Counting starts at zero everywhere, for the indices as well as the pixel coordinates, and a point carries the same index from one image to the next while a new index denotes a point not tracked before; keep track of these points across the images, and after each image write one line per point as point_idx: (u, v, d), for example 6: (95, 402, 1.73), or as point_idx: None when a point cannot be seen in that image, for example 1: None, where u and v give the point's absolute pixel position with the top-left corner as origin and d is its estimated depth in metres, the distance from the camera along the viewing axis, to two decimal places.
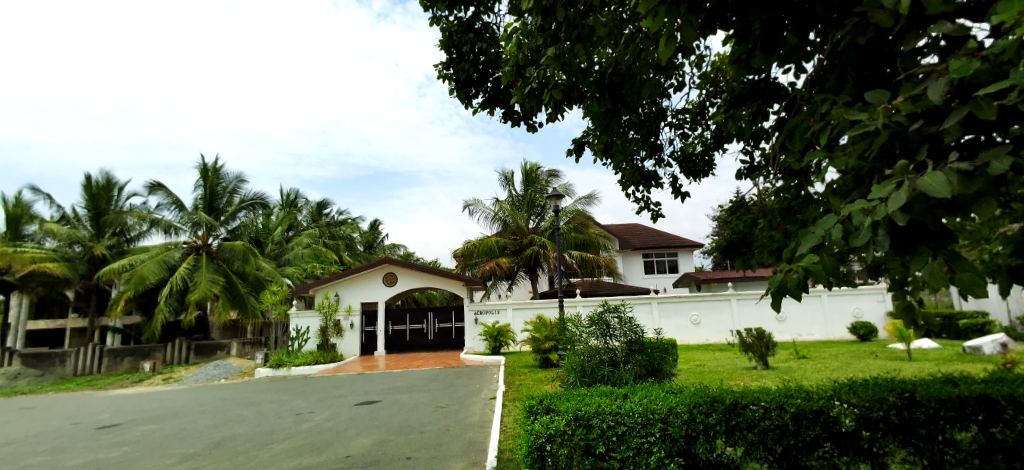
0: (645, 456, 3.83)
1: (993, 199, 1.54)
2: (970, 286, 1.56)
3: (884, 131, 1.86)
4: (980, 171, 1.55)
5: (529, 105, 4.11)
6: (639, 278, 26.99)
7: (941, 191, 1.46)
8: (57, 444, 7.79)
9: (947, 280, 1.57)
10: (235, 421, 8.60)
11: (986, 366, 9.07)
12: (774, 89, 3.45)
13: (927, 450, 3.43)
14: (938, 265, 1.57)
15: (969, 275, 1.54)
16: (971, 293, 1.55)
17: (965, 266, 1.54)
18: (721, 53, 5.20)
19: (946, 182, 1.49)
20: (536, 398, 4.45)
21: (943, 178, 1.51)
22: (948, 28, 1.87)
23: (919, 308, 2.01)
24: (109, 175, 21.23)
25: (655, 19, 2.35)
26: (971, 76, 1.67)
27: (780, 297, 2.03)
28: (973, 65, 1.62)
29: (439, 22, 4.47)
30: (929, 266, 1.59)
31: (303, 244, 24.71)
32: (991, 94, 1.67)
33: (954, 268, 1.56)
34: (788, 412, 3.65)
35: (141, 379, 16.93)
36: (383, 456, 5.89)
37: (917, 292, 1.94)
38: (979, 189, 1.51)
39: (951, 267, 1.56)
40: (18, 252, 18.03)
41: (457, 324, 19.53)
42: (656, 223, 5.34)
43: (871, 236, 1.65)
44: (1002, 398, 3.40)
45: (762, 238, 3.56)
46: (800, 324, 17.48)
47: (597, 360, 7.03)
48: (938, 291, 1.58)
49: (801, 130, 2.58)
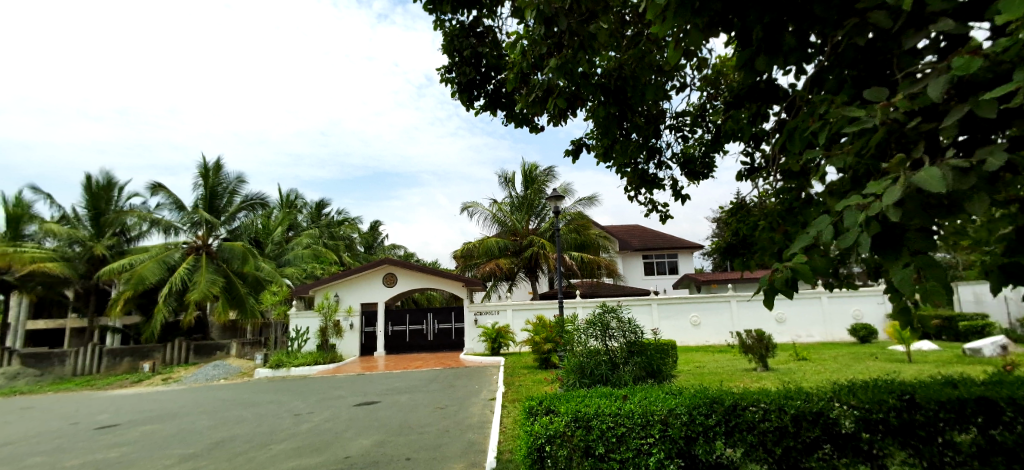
0: (645, 457, 3.82)
1: (986, 196, 1.53)
2: (936, 295, 1.55)
3: (880, 129, 1.87)
4: (975, 168, 1.54)
5: (535, 111, 4.11)
6: (639, 279, 27.00)
7: (935, 185, 1.45)
8: (57, 444, 7.78)
9: (915, 287, 1.57)
10: (234, 422, 8.60)
11: (985, 368, 9.07)
12: (772, 90, 3.38)
13: (927, 452, 3.41)
14: (911, 271, 1.57)
15: (935, 283, 1.52)
16: (937, 301, 1.55)
17: (931, 272, 1.53)
18: (721, 55, 5.20)
19: (940, 177, 1.48)
20: (535, 399, 4.46)
21: (938, 172, 1.50)
22: (949, 26, 1.87)
23: (913, 310, 2.01)
24: (110, 175, 21.23)
25: (661, 27, 2.38)
26: (971, 74, 1.67)
27: (770, 295, 2.04)
28: (974, 62, 1.62)
29: (442, 25, 4.47)
30: (902, 270, 1.59)
31: (303, 245, 24.71)
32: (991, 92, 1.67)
33: (923, 274, 1.55)
34: (788, 413, 3.66)
35: (140, 379, 16.93)
36: (383, 457, 5.89)
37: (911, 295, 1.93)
38: (971, 185, 1.51)
39: (922, 273, 1.56)
40: (18, 252, 18.02)
41: (456, 324, 19.52)
42: (665, 224, 5.39)
43: (855, 234, 1.67)
44: (1001, 399, 3.39)
45: (762, 240, 3.54)
46: (800, 326, 17.48)
47: (596, 361, 7.01)
48: (907, 298, 1.57)
49: (801, 129, 2.58)
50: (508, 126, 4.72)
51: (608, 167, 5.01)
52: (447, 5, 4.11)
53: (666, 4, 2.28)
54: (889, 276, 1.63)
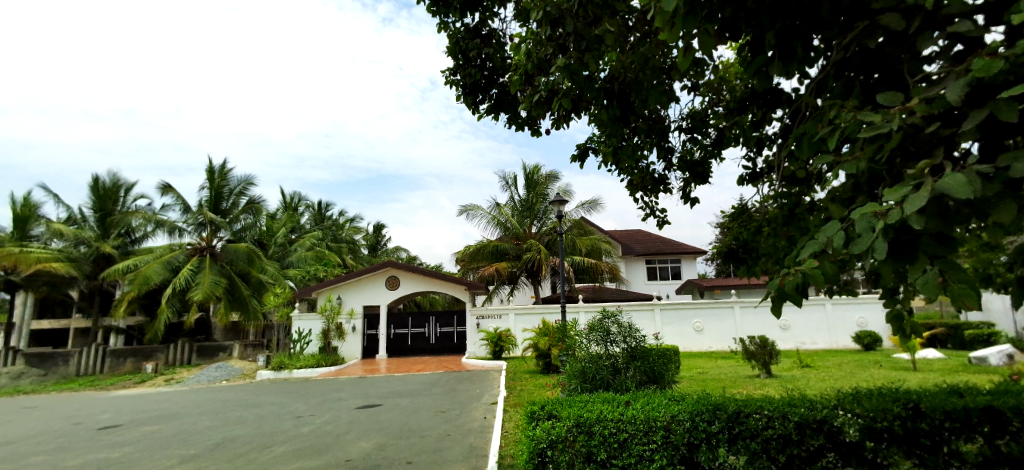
0: (647, 464, 3.80)
1: (1012, 203, 1.51)
2: (961, 300, 1.54)
3: (896, 134, 1.85)
4: (1000, 174, 1.52)
5: (536, 113, 4.18)
6: (642, 284, 26.94)
7: (961, 191, 1.42)
8: (59, 444, 7.81)
9: (939, 290, 1.53)
10: (235, 424, 8.56)
11: (993, 377, 8.98)
12: (777, 95, 3.38)
13: (931, 461, 3.35)
14: (934, 275, 1.54)
15: (961, 286, 1.51)
16: (961, 304, 1.55)
17: (958, 278, 1.51)
18: (724, 60, 5.21)
19: (966, 182, 1.45)
20: (537, 404, 4.47)
21: (963, 178, 1.47)
22: (965, 28, 1.88)
23: (904, 317, 2.12)
24: (117, 176, 21.40)
25: (667, 29, 2.38)
26: (992, 76, 1.66)
27: (780, 302, 1.97)
28: (994, 64, 1.59)
29: (447, 28, 4.50)
30: (925, 274, 1.55)
31: (306, 247, 24.91)
32: (1012, 95, 1.64)
33: (949, 279, 1.52)
34: (792, 421, 3.63)
35: (143, 380, 16.98)
36: (383, 460, 5.88)
37: (909, 299, 2.00)
38: (997, 192, 1.49)
39: (946, 278, 1.53)
40: (25, 252, 18.13)
41: (458, 328, 19.58)
42: (662, 229, 5.35)
43: (875, 242, 1.61)
44: (1007, 410, 3.36)
45: (764, 245, 3.53)
46: (804, 333, 17.36)
47: (598, 366, 6.95)
48: (933, 304, 1.55)
49: (809, 134, 2.56)
50: (510, 130, 4.73)
51: (613, 170, 4.99)
52: (452, 9, 4.12)
53: (674, 6, 2.28)
54: (911, 281, 1.58)
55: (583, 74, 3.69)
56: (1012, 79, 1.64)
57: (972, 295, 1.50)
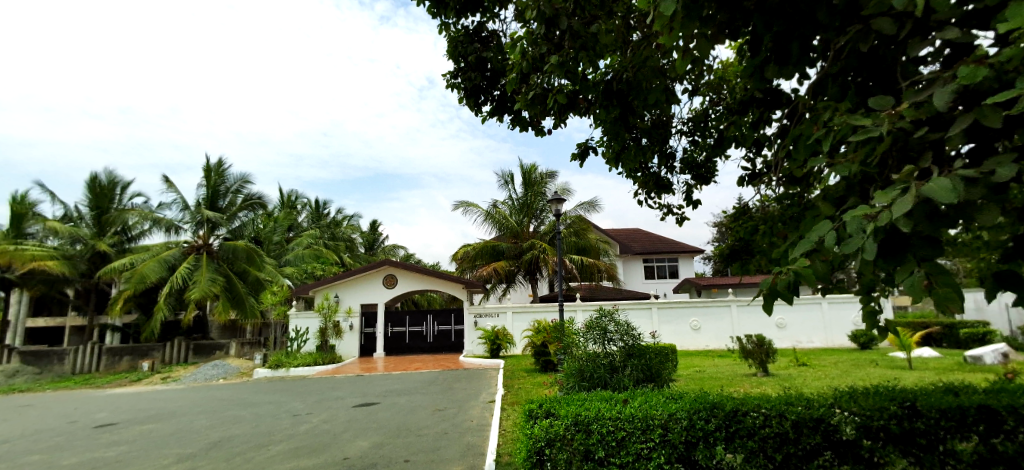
0: (644, 462, 3.82)
1: (996, 207, 1.53)
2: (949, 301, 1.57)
3: (886, 137, 1.86)
4: (984, 179, 1.54)
5: (533, 111, 4.14)
6: (639, 283, 27.01)
7: (945, 197, 1.44)
8: (53, 443, 7.74)
9: (925, 293, 1.54)
10: (231, 423, 8.55)
11: (987, 376, 9.07)
12: (774, 97, 3.40)
13: (927, 460, 3.40)
14: (920, 278, 1.55)
15: (946, 289, 1.51)
16: (946, 308, 1.54)
17: (943, 280, 1.51)
18: (724, 59, 5.22)
19: (949, 187, 1.47)
20: (535, 402, 4.48)
21: (946, 183, 1.49)
22: (955, 35, 1.90)
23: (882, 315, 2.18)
24: (113, 174, 21.35)
25: (667, 36, 2.36)
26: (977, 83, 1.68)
27: (771, 299, 1.99)
28: (980, 71, 1.61)
29: (447, 29, 4.47)
30: (912, 277, 1.57)
31: (303, 245, 25.04)
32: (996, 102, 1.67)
33: (933, 281, 1.53)
34: (788, 419, 3.65)
35: (139, 379, 16.89)
36: (381, 459, 5.86)
37: (894, 299, 2.03)
38: (980, 196, 1.51)
39: (932, 281, 1.54)
40: (19, 250, 18.02)
41: (456, 326, 19.59)
42: (681, 227, 5.34)
43: (860, 243, 1.64)
44: (1002, 409, 3.42)
45: (763, 245, 3.55)
46: (800, 331, 17.46)
47: (596, 365, 6.95)
48: (918, 306, 1.54)
49: (805, 136, 2.57)
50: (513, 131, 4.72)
51: (618, 172, 5.00)
52: (452, 11, 4.11)
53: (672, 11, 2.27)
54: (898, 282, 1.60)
55: (579, 72, 3.69)
56: (997, 86, 1.67)
57: (956, 298, 1.52)
